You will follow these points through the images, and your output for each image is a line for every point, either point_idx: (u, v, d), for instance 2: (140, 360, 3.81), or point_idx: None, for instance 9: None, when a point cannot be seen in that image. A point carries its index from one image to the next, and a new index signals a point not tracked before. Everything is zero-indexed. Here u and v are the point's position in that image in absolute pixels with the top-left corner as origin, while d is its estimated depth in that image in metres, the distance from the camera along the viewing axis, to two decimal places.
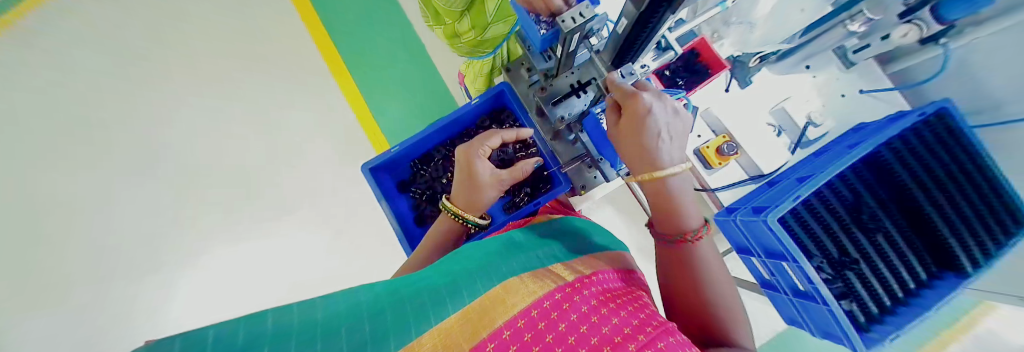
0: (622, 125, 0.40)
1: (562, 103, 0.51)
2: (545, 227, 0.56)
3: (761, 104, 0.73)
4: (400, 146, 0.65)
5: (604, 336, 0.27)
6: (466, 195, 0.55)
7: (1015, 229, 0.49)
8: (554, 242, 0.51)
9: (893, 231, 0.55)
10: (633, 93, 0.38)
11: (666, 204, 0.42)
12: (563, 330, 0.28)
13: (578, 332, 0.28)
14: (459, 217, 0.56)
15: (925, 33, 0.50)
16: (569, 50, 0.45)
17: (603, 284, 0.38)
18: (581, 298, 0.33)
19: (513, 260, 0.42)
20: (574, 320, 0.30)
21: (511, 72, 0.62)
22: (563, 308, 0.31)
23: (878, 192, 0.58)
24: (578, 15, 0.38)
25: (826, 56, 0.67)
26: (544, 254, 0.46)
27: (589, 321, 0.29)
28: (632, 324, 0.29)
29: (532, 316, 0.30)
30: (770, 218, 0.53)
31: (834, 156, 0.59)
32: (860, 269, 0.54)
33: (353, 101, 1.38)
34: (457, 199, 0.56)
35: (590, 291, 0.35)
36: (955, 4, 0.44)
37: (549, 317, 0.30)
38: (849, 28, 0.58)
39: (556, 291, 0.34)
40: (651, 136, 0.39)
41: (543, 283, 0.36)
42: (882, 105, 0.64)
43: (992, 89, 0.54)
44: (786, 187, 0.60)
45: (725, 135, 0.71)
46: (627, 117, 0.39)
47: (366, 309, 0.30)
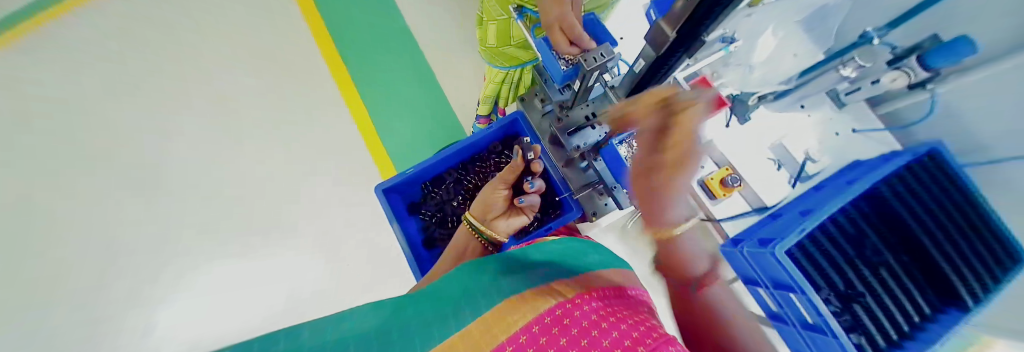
0: (660, 173, 0.37)
1: (577, 134, 0.56)
2: (547, 246, 0.56)
3: (760, 141, 0.76)
4: (414, 168, 0.66)
5: (603, 348, 0.28)
6: (487, 206, 0.59)
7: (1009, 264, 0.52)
8: (558, 260, 0.51)
9: (894, 265, 0.56)
10: (687, 152, 0.34)
11: (677, 257, 0.42)
12: (563, 345, 0.29)
13: (579, 347, 0.29)
14: (477, 231, 0.58)
15: (911, 80, 0.56)
16: (588, 85, 0.47)
17: (602, 299, 0.38)
18: (581, 313, 0.33)
19: (515, 277, 0.43)
20: (575, 336, 0.30)
21: (525, 101, 0.66)
22: (563, 324, 0.32)
23: (877, 225, 0.60)
24: (600, 55, 0.42)
25: (820, 98, 0.72)
26: (546, 271, 0.46)
27: (589, 335, 0.30)
28: (631, 337, 0.29)
29: (533, 333, 0.30)
30: (778, 251, 0.55)
31: (834, 192, 0.63)
32: (866, 301, 0.55)
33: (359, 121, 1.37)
34: (476, 211, 0.60)
35: (590, 305, 0.35)
36: (940, 54, 0.49)
37: (551, 336, 0.30)
38: (843, 72, 0.61)
39: (557, 307, 0.34)
40: (680, 191, 0.38)
41: (544, 299, 0.36)
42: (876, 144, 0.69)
43: (981, 133, 0.57)
44: (788, 220, 0.63)
45: (727, 167, 0.74)
46: (677, 153, 0.36)
47: (377, 331, 0.31)
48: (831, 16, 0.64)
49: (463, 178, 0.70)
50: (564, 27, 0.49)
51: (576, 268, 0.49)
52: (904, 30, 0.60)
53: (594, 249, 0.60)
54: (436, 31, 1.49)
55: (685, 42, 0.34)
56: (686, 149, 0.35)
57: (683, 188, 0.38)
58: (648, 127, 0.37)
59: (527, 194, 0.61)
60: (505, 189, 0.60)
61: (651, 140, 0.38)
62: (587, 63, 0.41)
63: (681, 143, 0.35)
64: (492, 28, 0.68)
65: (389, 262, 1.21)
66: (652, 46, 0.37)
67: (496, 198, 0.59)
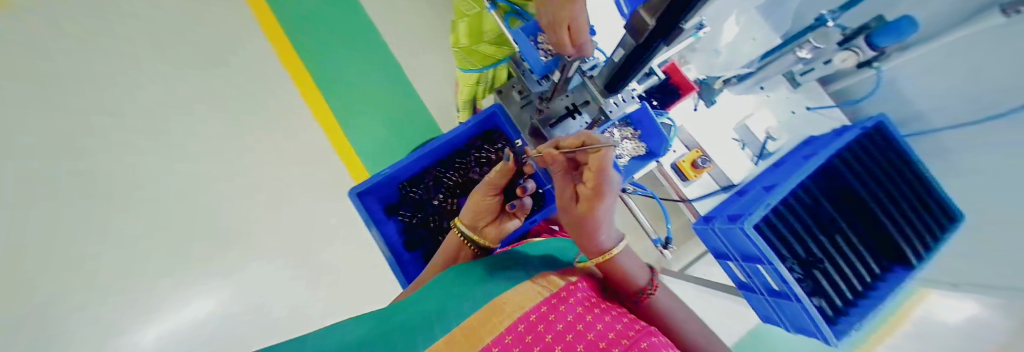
0: (583, 198, 0.42)
1: (558, 125, 0.53)
2: (537, 246, 0.57)
3: (725, 122, 0.80)
4: (390, 168, 0.62)
5: (586, 342, 0.29)
6: (479, 215, 0.54)
7: (949, 221, 0.60)
8: (540, 258, 0.52)
9: (850, 233, 0.62)
10: (597, 176, 0.37)
11: (618, 271, 0.47)
12: (549, 341, 0.30)
13: (564, 343, 0.30)
14: (462, 234, 0.54)
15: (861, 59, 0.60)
16: (567, 76, 0.47)
17: (585, 291, 0.39)
18: (567, 307, 0.35)
19: (501, 276, 0.43)
20: (560, 331, 0.31)
21: (502, 93, 0.64)
22: (548, 320, 0.32)
23: (833, 198, 0.66)
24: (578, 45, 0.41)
25: (777, 80, 0.77)
26: (531, 268, 0.46)
27: (574, 330, 0.31)
28: (614, 330, 0.31)
29: (521, 332, 0.31)
30: (746, 225, 0.59)
31: (793, 166, 0.68)
32: (825, 268, 0.61)
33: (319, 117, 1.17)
34: (468, 221, 0.55)
35: (576, 299, 0.37)
36: (886, 32, 0.55)
37: (539, 333, 0.31)
38: (798, 54, 0.64)
39: (543, 304, 0.35)
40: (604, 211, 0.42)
41: (531, 296, 0.37)
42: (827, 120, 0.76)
43: (914, 102, 0.69)
44: (754, 196, 0.68)
45: (697, 150, 0.77)
46: (588, 189, 0.40)
47: (364, 339, 0.31)
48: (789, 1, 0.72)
49: (443, 176, 0.68)
50: (571, 28, 0.37)
51: (559, 265, 0.50)
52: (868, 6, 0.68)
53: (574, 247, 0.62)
54: (398, 16, 1.38)
55: (663, 33, 0.34)
56: (597, 174, 0.38)
57: (602, 217, 0.43)
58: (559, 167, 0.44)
59: (520, 199, 0.58)
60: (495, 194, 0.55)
61: (566, 179, 0.46)
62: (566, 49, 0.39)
63: (590, 180, 0.39)
64: (461, 26, 0.65)
65: (369, 273, 1.03)
66: (630, 33, 0.37)
67: (486, 200, 0.54)
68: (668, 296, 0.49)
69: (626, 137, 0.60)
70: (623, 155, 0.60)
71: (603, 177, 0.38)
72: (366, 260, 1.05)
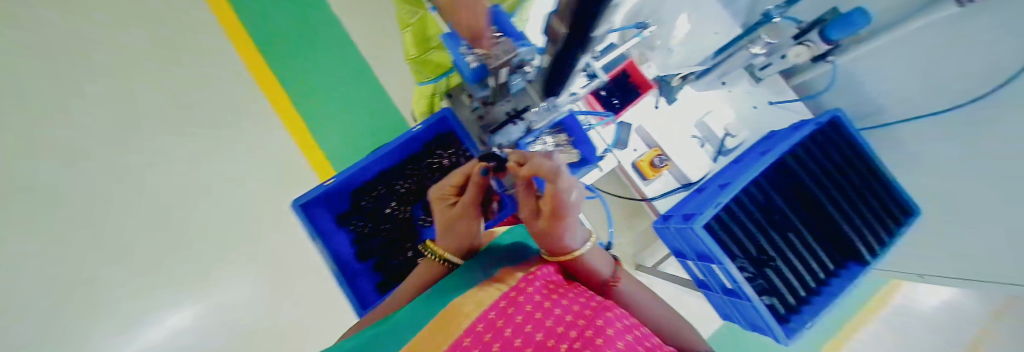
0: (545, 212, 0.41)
1: (499, 131, 0.51)
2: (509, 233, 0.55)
3: (686, 119, 0.79)
4: (336, 178, 0.61)
5: (547, 331, 0.28)
6: (452, 229, 0.49)
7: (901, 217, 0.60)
8: (500, 252, 0.49)
9: (803, 230, 0.63)
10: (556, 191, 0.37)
11: (587, 268, 0.46)
12: (510, 335, 0.28)
13: (523, 334, 0.28)
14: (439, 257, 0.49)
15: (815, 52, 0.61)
16: (502, 81, 0.46)
17: (545, 278, 0.39)
18: (523, 297, 0.33)
19: (458, 285, 0.41)
20: (520, 324, 0.29)
21: (453, 97, 0.62)
22: (508, 315, 0.30)
23: (788, 195, 0.66)
24: (502, 51, 0.39)
25: (738, 74, 0.77)
26: (489, 266, 0.45)
27: (533, 319, 0.30)
28: (571, 314, 0.31)
29: (478, 332, 0.28)
30: (696, 225, 0.60)
31: (749, 163, 0.69)
32: (776, 266, 0.61)
33: (292, 126, 1.16)
34: (443, 241, 0.49)
35: (534, 287, 0.36)
36: (840, 27, 0.55)
37: (498, 331, 0.28)
38: (752, 50, 0.63)
39: (500, 300, 0.33)
40: (569, 222, 0.41)
41: (486, 295, 0.35)
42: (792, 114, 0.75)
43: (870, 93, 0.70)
44: (711, 193, 0.68)
45: (656, 149, 0.77)
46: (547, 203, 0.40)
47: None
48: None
49: (397, 183, 0.67)
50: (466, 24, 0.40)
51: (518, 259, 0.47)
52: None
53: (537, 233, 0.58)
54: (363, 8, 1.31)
55: (577, 42, 0.33)
56: (556, 188, 0.38)
57: (568, 228, 0.41)
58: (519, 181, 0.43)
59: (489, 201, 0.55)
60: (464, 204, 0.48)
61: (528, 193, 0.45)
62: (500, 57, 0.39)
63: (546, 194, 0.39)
64: (407, 36, 0.63)
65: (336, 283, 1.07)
66: (548, 41, 0.35)
67: (468, 220, 0.49)
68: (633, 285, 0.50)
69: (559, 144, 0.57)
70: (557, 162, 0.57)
71: (562, 191, 0.38)
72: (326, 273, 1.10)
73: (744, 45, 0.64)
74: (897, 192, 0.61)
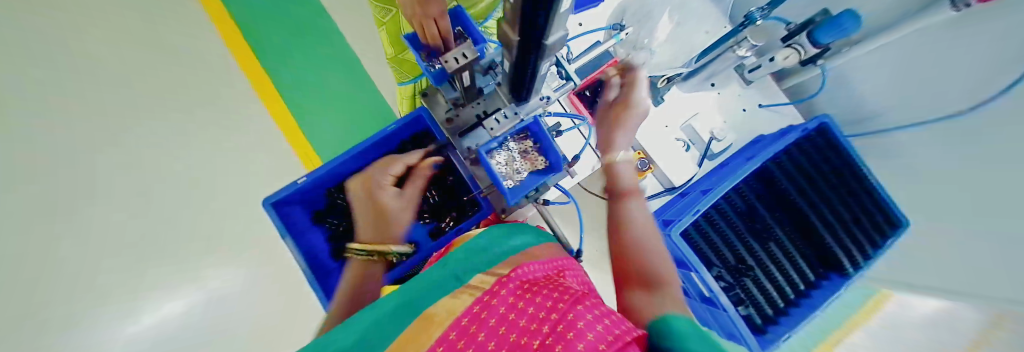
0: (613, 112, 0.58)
1: (470, 134, 0.50)
2: (485, 232, 0.48)
3: (671, 121, 0.77)
4: (308, 176, 0.60)
5: (525, 327, 0.24)
6: (376, 221, 0.50)
7: (890, 229, 0.58)
8: (478, 255, 0.43)
9: (783, 240, 0.62)
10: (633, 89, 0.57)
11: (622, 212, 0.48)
12: (483, 339, 0.23)
13: (498, 337, 0.24)
14: (378, 253, 0.45)
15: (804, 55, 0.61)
16: (467, 84, 0.45)
17: (523, 276, 0.34)
18: (497, 300, 0.29)
19: (430, 291, 0.35)
20: (493, 326, 0.25)
21: (427, 95, 0.58)
22: (479, 321, 0.26)
23: (769, 202, 0.65)
24: (462, 55, 0.38)
25: (726, 76, 0.76)
26: (461, 270, 0.39)
27: (506, 320, 0.25)
28: (547, 307, 0.27)
29: (449, 341, 0.24)
30: (672, 232, 0.60)
31: (734, 168, 0.68)
32: (755, 275, 0.61)
33: (279, 117, 1.08)
34: (367, 235, 0.49)
35: (508, 287, 0.31)
36: (827, 31, 0.56)
37: (471, 336, 0.24)
38: (738, 52, 0.68)
39: (471, 307, 0.28)
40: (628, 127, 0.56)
41: (458, 302, 0.31)
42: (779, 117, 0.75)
43: (866, 99, 0.68)
44: (693, 198, 0.67)
45: (640, 151, 0.75)
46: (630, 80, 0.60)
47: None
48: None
49: None
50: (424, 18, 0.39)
51: (498, 253, 0.42)
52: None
53: (517, 230, 0.50)
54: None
55: (535, 47, 0.31)
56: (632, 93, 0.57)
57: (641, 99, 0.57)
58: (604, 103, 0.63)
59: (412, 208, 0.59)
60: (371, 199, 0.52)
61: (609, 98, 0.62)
62: (457, 60, 0.38)
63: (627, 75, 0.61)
64: (382, 35, 0.62)
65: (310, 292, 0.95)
66: (504, 47, 0.35)
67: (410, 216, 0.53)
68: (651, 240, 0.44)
69: (528, 150, 0.52)
70: (522, 169, 0.51)
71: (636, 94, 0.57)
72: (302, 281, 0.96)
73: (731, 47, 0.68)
74: (885, 200, 0.58)
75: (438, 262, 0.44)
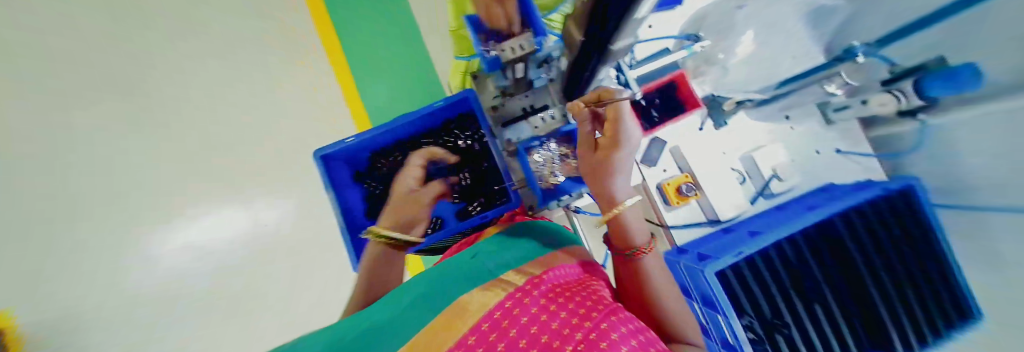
0: (594, 162, 0.34)
1: (512, 126, 0.47)
2: (518, 227, 0.52)
3: (729, 150, 0.71)
4: (356, 137, 0.63)
5: (554, 331, 0.29)
6: (391, 211, 0.52)
7: (959, 320, 0.51)
8: (508, 250, 0.45)
9: (831, 303, 0.55)
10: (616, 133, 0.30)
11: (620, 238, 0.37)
12: (515, 336, 0.28)
13: (530, 335, 0.29)
14: (382, 237, 0.48)
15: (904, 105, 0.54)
16: (518, 76, 0.44)
17: (554, 279, 0.37)
18: (530, 299, 0.33)
19: (468, 274, 0.40)
20: (525, 324, 0.30)
21: (478, 79, 0.58)
22: (513, 315, 0.31)
23: (824, 258, 0.57)
24: (519, 47, 0.37)
25: (806, 111, 0.70)
26: (493, 263, 0.42)
27: (539, 320, 0.30)
28: (578, 315, 0.31)
29: (482, 330, 0.29)
30: (708, 270, 0.55)
31: (790, 215, 0.61)
32: (788, 333, 0.55)
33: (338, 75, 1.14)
34: (382, 222, 0.51)
35: (541, 289, 0.35)
36: (937, 83, 0.47)
37: (505, 330, 0.29)
38: (827, 88, 0.60)
39: (506, 299, 0.33)
40: (617, 175, 0.33)
41: (492, 294, 0.35)
42: (858, 168, 0.68)
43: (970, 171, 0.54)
44: (736, 239, 0.62)
45: (687, 174, 0.69)
46: (606, 153, 0.32)
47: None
48: (824, 25, 0.66)
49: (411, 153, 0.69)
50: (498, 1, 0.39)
51: (525, 249, 0.45)
52: (918, 44, 0.53)
53: (543, 229, 0.52)
54: None
55: (595, 47, 0.29)
56: (615, 133, 0.30)
57: (621, 171, 0.33)
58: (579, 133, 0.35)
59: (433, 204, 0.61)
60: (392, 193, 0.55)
61: (586, 133, 0.34)
62: (513, 51, 0.37)
63: (609, 135, 0.31)
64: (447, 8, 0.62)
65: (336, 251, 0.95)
66: (567, 46, 0.33)
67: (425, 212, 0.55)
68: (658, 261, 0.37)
69: (567, 155, 0.50)
70: (558, 173, 0.51)
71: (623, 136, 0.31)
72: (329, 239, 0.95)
73: (818, 81, 0.61)
74: (959, 286, 0.50)
75: (467, 250, 0.47)
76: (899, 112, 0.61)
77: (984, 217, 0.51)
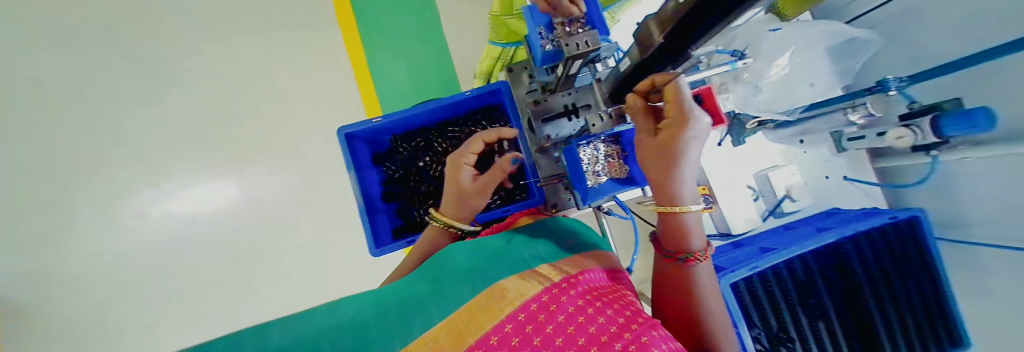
0: (655, 148, 0.34)
1: (551, 122, 0.49)
2: (538, 223, 0.51)
3: (744, 167, 0.74)
4: (383, 118, 0.61)
5: (592, 335, 0.25)
6: (453, 198, 0.49)
7: (952, 346, 0.55)
8: (540, 242, 0.44)
9: (834, 322, 0.59)
10: (679, 112, 0.30)
11: (679, 236, 0.38)
12: (551, 333, 0.26)
13: (566, 336, 0.26)
14: (450, 227, 0.50)
15: (917, 141, 0.55)
16: (570, 73, 0.43)
17: (590, 282, 0.34)
18: (566, 298, 0.30)
19: (501, 263, 0.38)
20: (561, 323, 0.27)
21: (512, 72, 0.56)
22: (550, 311, 0.28)
23: (830, 276, 0.63)
24: (584, 43, 0.35)
25: (822, 136, 0.73)
26: (528, 254, 0.41)
27: (575, 322, 0.27)
28: (618, 322, 0.27)
29: (519, 321, 0.27)
30: (723, 281, 0.54)
31: (802, 235, 0.63)
32: (793, 348, 0.59)
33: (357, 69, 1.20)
34: (446, 209, 0.50)
35: (578, 290, 0.32)
36: (956, 124, 0.49)
37: (540, 325, 0.27)
38: (849, 116, 0.62)
39: (543, 293, 0.31)
40: (682, 161, 0.33)
41: (527, 284, 0.32)
42: (859, 193, 0.74)
43: (966, 209, 0.59)
44: (749, 253, 0.64)
45: (704, 187, 0.71)
46: (667, 135, 0.32)
47: (320, 339, 0.25)
48: (857, 57, 0.70)
49: (435, 139, 0.68)
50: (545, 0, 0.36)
51: (557, 245, 0.44)
52: (944, 82, 0.58)
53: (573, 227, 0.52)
54: None
55: (674, 48, 0.30)
56: (677, 113, 0.31)
57: (687, 156, 0.33)
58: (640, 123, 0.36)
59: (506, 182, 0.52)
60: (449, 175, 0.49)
61: (647, 125, 0.35)
62: (578, 46, 0.35)
63: (671, 117, 0.31)
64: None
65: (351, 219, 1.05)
66: (637, 45, 0.33)
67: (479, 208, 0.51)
68: (708, 271, 0.39)
69: (612, 154, 0.49)
70: (603, 173, 0.48)
71: (687, 116, 0.30)
72: (339, 215, 1.04)
73: (844, 108, 0.63)
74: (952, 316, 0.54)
75: (498, 234, 0.47)
76: (912, 147, 0.63)
77: (972, 252, 0.58)
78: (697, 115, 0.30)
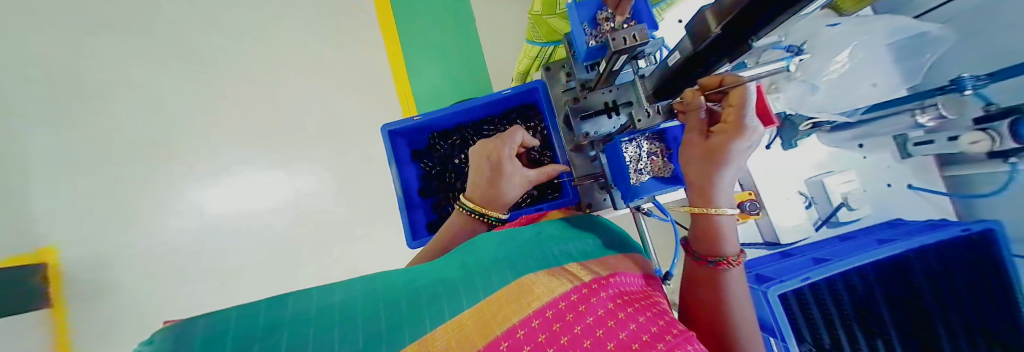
0: (700, 152, 0.34)
1: (591, 119, 0.47)
2: (571, 219, 0.51)
3: (794, 172, 0.69)
4: (424, 115, 0.64)
5: (621, 341, 0.25)
6: (488, 186, 0.50)
7: None
8: (569, 240, 0.44)
9: (893, 339, 0.57)
10: (739, 119, 0.30)
11: (711, 240, 0.36)
12: (579, 333, 0.25)
13: (595, 338, 0.25)
14: (481, 215, 0.50)
15: (994, 147, 0.51)
16: (614, 69, 0.42)
17: (621, 286, 0.34)
18: (595, 300, 0.29)
19: (530, 257, 0.38)
20: (590, 324, 0.26)
21: (548, 71, 0.56)
22: (579, 311, 0.28)
23: (891, 290, 0.58)
24: (631, 37, 0.35)
25: (883, 141, 0.67)
26: (558, 250, 0.41)
27: (605, 325, 0.26)
28: (650, 331, 0.26)
29: (545, 317, 0.27)
30: (771, 291, 0.51)
31: (859, 246, 0.58)
32: None
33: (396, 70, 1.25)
34: (479, 198, 0.51)
35: (608, 293, 0.31)
36: None
37: (568, 323, 0.27)
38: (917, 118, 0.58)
39: (573, 292, 0.30)
40: (725, 170, 0.33)
41: (556, 282, 0.32)
42: (924, 203, 0.67)
43: None
44: (800, 263, 0.59)
45: (749, 192, 0.68)
46: (719, 139, 0.32)
47: (356, 315, 0.27)
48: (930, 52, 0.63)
49: (471, 138, 0.69)
50: None
51: (588, 242, 0.44)
52: None
53: (603, 226, 0.51)
54: None
55: (734, 42, 0.29)
56: (737, 119, 0.30)
57: (731, 166, 0.32)
58: (692, 123, 0.35)
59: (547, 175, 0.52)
60: (489, 161, 0.49)
61: (698, 126, 0.35)
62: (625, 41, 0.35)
63: (728, 121, 0.31)
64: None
65: (390, 212, 1.11)
66: (690, 37, 0.32)
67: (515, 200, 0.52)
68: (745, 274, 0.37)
69: (655, 152, 0.48)
70: (645, 171, 0.47)
71: (744, 125, 0.30)
72: (378, 210, 1.10)
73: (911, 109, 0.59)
74: None
75: (529, 226, 0.48)
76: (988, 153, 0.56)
77: None
78: (754, 128, 0.30)
